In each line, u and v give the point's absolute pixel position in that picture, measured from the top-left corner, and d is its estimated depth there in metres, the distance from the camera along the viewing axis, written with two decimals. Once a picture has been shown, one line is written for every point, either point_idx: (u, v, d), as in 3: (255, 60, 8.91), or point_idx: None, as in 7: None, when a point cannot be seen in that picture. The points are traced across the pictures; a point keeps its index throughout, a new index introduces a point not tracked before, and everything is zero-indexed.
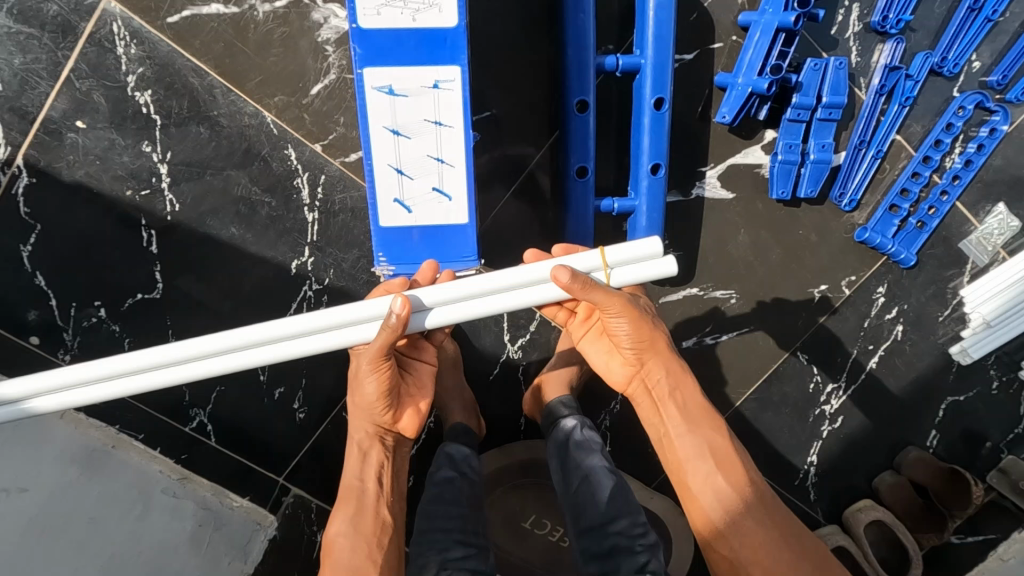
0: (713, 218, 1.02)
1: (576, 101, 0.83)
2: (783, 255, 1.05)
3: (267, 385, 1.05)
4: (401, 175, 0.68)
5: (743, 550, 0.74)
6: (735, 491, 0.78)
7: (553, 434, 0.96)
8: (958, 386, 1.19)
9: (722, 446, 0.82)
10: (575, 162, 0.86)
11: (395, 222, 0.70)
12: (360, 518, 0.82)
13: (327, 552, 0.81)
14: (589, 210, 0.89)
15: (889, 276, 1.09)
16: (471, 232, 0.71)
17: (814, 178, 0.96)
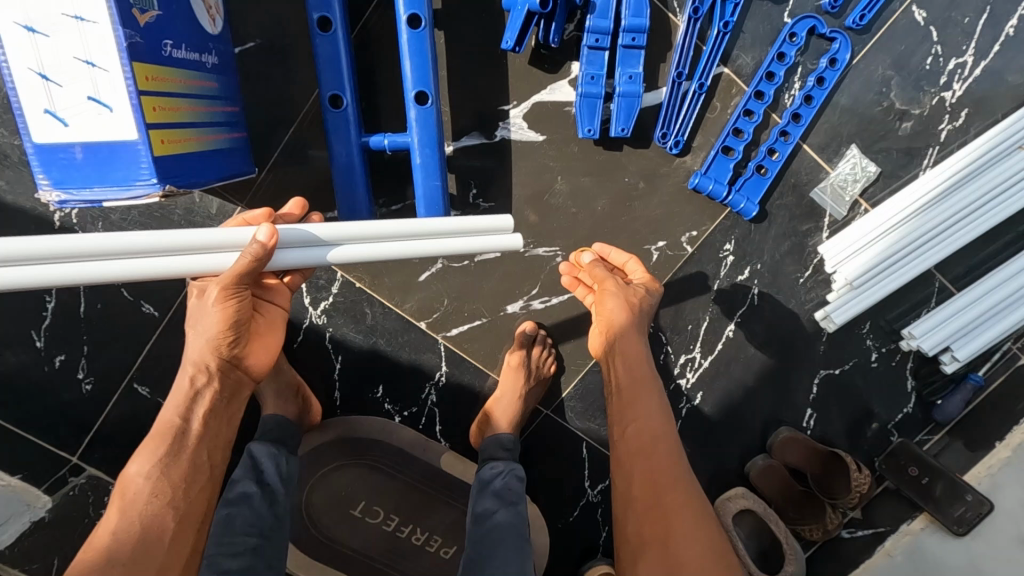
0: (524, 164, 0.92)
1: (317, 19, 0.74)
2: (609, 206, 0.95)
3: (46, 352, 0.96)
4: (47, 80, 0.59)
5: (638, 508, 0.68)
6: (643, 449, 0.72)
7: (478, 474, 0.95)
8: (832, 358, 1.07)
9: (643, 398, 0.77)
10: (325, 90, 0.77)
11: (50, 136, 0.61)
12: (172, 462, 0.67)
13: (124, 493, 0.65)
14: (353, 146, 0.80)
15: (735, 230, 0.97)
16: (143, 149, 0.62)
17: (625, 114, 0.85)
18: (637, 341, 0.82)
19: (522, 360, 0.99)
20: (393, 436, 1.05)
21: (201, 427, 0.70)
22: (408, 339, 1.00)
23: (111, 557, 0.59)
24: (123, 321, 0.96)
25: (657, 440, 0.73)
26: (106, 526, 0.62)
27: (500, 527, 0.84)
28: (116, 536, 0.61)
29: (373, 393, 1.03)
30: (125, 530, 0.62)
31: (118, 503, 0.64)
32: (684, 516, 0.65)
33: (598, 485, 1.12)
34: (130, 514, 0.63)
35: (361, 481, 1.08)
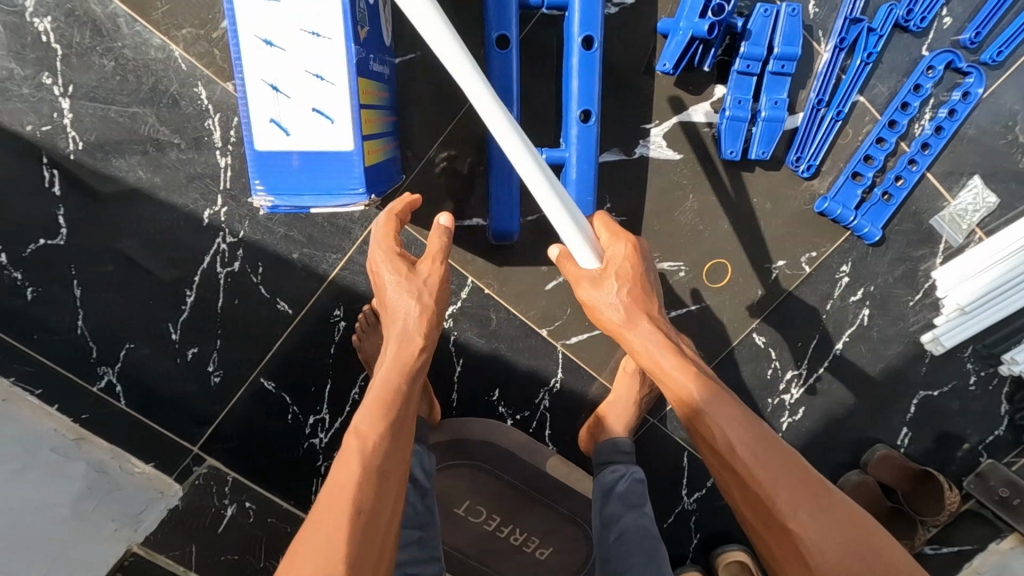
0: (659, 180, 0.94)
1: (496, 37, 0.77)
2: (734, 224, 0.97)
3: (180, 344, 0.99)
4: (276, 92, 0.62)
5: (730, 482, 0.66)
6: (716, 417, 0.68)
7: (598, 478, 0.97)
8: (931, 379, 1.10)
9: (664, 362, 0.74)
10: (496, 105, 0.79)
11: (270, 145, 0.63)
12: (398, 419, 0.68)
13: (343, 454, 0.64)
14: (514, 159, 0.82)
15: (854, 252, 1.00)
16: (357, 160, 0.64)
17: (766, 138, 0.88)
18: (659, 328, 0.77)
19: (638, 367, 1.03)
20: (504, 439, 1.06)
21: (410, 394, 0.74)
22: (528, 345, 1.03)
23: (358, 514, 0.58)
24: (256, 317, 0.98)
25: (720, 398, 0.69)
26: (336, 485, 0.61)
27: (628, 533, 0.89)
28: (356, 494, 0.60)
29: (489, 396, 1.06)
30: (369, 486, 0.61)
31: (348, 462, 0.63)
32: (790, 485, 0.62)
33: (695, 493, 1.15)
34: (361, 473, 0.61)
35: (460, 481, 1.10)
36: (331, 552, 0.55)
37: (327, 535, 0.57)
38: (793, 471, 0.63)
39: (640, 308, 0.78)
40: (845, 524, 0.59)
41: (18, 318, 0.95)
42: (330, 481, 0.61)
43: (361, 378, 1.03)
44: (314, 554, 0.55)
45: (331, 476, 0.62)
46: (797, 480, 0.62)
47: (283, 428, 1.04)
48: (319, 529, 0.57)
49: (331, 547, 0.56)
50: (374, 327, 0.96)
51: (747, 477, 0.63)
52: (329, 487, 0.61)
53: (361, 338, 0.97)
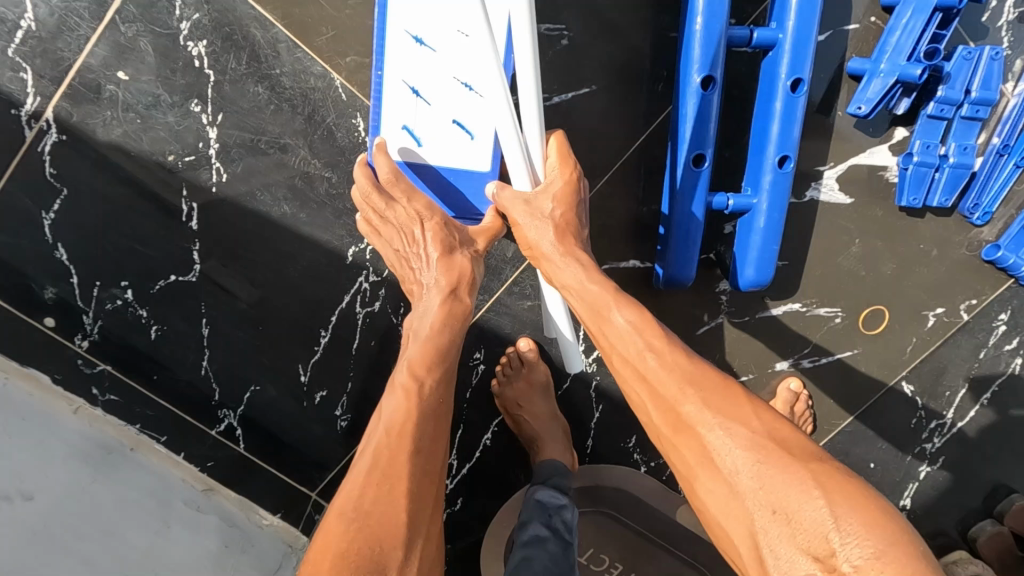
0: (826, 224, 0.90)
1: (700, 77, 0.72)
2: (896, 269, 0.94)
3: (308, 387, 0.92)
4: (417, 99, 0.73)
5: (669, 435, 0.61)
6: (642, 369, 0.63)
7: None
8: None
9: (612, 310, 0.67)
10: (691, 149, 0.74)
11: (411, 153, 0.75)
12: (446, 371, 0.73)
13: (397, 396, 0.70)
14: (698, 206, 0.77)
15: (1014, 301, 0.96)
16: (488, 178, 0.77)
17: (951, 186, 0.84)
18: (585, 266, 0.71)
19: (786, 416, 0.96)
20: (635, 485, 1.02)
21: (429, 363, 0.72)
22: None
23: (415, 454, 0.66)
24: (391, 359, 0.92)
25: (661, 352, 0.63)
26: (384, 422, 0.68)
27: None
28: (413, 434, 0.67)
29: (626, 442, 1.01)
30: (424, 427, 0.68)
31: (401, 407, 0.69)
32: (747, 449, 0.55)
33: None
34: (415, 416, 0.68)
35: (585, 528, 1.03)
36: (395, 488, 0.62)
37: (385, 469, 0.64)
38: (784, 426, 0.58)
39: (571, 234, 0.73)
40: (831, 493, 0.51)
41: (139, 358, 0.88)
42: (386, 422, 0.68)
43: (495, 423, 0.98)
44: (375, 484, 0.62)
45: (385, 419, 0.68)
46: (768, 439, 0.56)
47: None
48: (379, 464, 0.64)
49: (391, 479, 0.63)
50: (519, 372, 0.91)
51: (693, 429, 0.58)
52: (383, 428, 0.68)
53: (502, 383, 0.92)
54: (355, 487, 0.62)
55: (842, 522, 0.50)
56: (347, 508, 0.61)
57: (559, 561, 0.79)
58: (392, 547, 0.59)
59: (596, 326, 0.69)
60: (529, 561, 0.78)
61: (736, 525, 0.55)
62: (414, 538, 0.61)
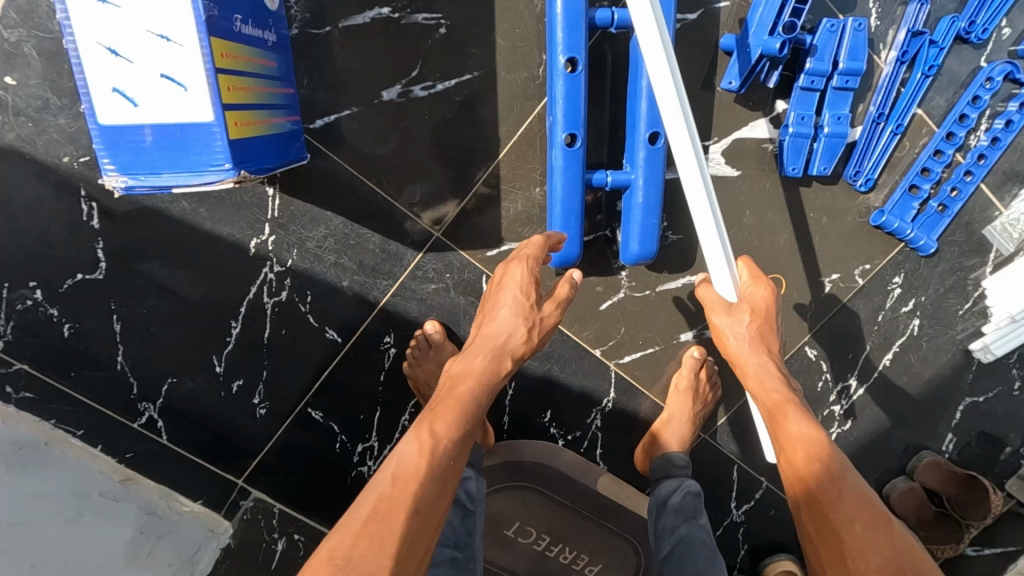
0: (717, 197, 0.93)
1: (564, 59, 0.74)
2: (791, 241, 0.96)
3: (224, 378, 0.95)
4: (115, 55, 0.58)
5: (800, 487, 0.64)
6: (813, 456, 0.65)
7: (654, 492, 0.97)
8: (977, 386, 1.10)
9: (790, 416, 0.70)
10: (563, 130, 0.77)
11: (115, 119, 0.60)
12: (469, 429, 0.67)
13: (443, 449, 0.63)
14: (577, 183, 0.80)
15: (907, 264, 1.00)
16: (219, 131, 0.60)
17: (828, 154, 0.87)
18: (779, 372, 0.76)
19: (692, 381, 1.00)
20: (555, 459, 1.07)
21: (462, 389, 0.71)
22: (582, 365, 1.01)
23: (413, 514, 0.58)
24: (304, 347, 0.95)
25: (810, 432, 0.67)
26: (436, 488, 0.61)
27: (684, 541, 0.87)
28: (417, 489, 0.59)
29: (541, 417, 1.04)
30: (427, 489, 0.60)
31: (411, 448, 0.63)
32: (874, 539, 0.57)
33: (743, 505, 1.15)
34: (436, 461, 0.62)
35: (512, 501, 1.10)
36: (387, 536, 0.55)
37: (411, 519, 0.57)
38: (853, 484, 0.62)
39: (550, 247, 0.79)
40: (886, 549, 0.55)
41: (54, 357, 0.91)
42: (427, 470, 0.61)
43: (412, 403, 1.01)
44: (369, 534, 0.55)
45: (395, 457, 0.62)
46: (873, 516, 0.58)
47: (329, 461, 1.02)
48: (399, 517, 0.57)
49: (422, 524, 0.58)
50: (426, 354, 0.93)
51: (841, 472, 0.62)
52: (386, 475, 0.60)
53: (413, 364, 0.95)
54: (417, 552, 0.56)
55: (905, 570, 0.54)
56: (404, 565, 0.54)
57: (456, 530, 0.82)
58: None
59: (774, 427, 0.72)
60: None
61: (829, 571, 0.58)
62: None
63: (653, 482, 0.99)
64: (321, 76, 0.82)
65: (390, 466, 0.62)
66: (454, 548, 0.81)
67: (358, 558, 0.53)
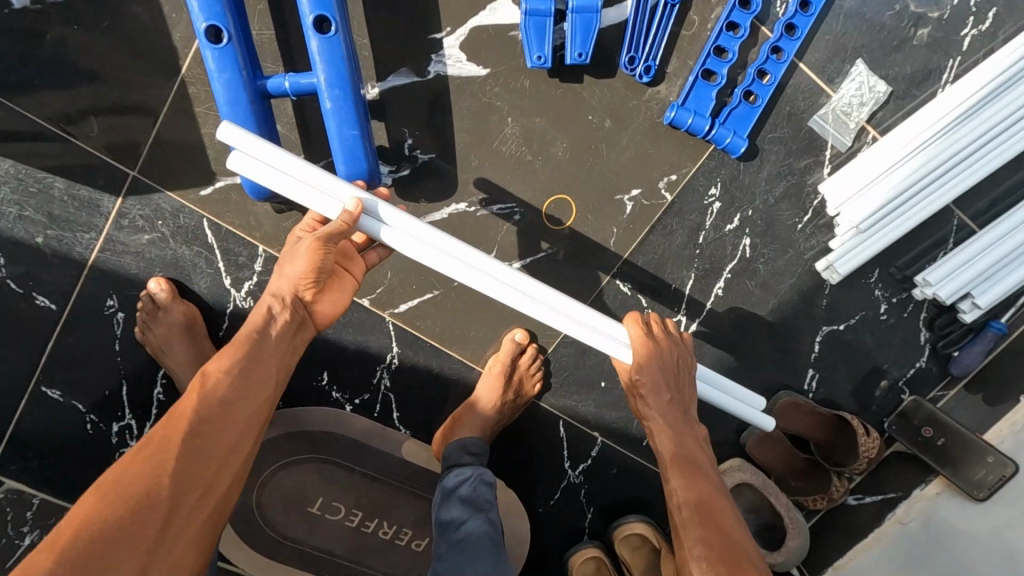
0: (467, 104, 0.77)
1: None
2: (570, 151, 0.80)
3: None
4: None
5: (688, 519, 0.67)
6: (691, 503, 0.69)
7: (441, 479, 0.85)
8: (834, 313, 0.95)
9: (695, 474, 0.71)
10: (199, 22, 0.62)
11: None
12: (251, 369, 0.64)
13: (222, 404, 0.60)
14: (240, 89, 0.65)
15: (722, 172, 0.83)
16: None
17: (583, 33, 0.71)
18: (677, 401, 0.77)
19: (505, 368, 0.89)
20: (345, 427, 0.95)
21: (279, 337, 0.67)
22: (349, 320, 0.89)
23: (194, 436, 0.58)
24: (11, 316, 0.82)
25: (693, 475, 0.71)
26: (219, 448, 0.59)
27: (467, 543, 0.78)
28: (195, 414, 0.59)
29: (317, 380, 0.92)
30: (202, 408, 0.59)
31: (186, 402, 0.60)
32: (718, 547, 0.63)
33: (580, 465, 1.02)
34: (213, 399, 0.60)
35: (311, 475, 0.97)
36: (163, 461, 0.56)
37: (180, 469, 0.56)
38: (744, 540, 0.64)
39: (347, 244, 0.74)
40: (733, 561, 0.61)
41: None
42: (199, 421, 0.59)
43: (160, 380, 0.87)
44: (133, 479, 0.54)
45: (172, 411, 0.60)
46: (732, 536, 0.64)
47: (74, 442, 0.85)
48: (165, 467, 0.55)
49: (187, 484, 0.56)
50: (151, 315, 0.80)
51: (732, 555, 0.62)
52: (162, 423, 0.59)
53: (143, 330, 0.81)
54: (189, 499, 0.56)
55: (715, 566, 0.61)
56: (141, 510, 0.52)
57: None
58: (142, 532, 0.52)
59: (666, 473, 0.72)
60: None
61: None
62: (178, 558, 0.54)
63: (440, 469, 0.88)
64: None
65: (164, 425, 0.59)
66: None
67: (124, 488, 0.53)
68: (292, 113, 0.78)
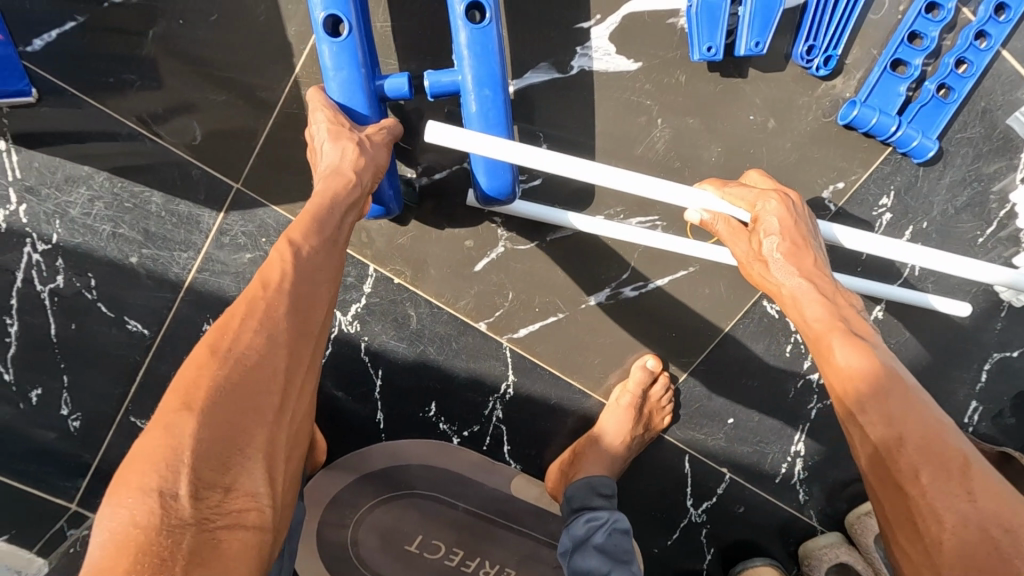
0: (612, 104, 0.67)
1: None
2: (726, 154, 0.69)
3: (18, 386, 0.77)
4: None
5: (874, 411, 0.50)
6: (876, 388, 0.51)
7: (569, 525, 0.77)
8: (1004, 336, 0.83)
9: (839, 348, 0.54)
10: (319, 12, 0.55)
11: None
12: (327, 250, 0.55)
13: (296, 308, 0.50)
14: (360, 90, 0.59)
15: (897, 178, 0.72)
16: None
17: (763, 22, 0.61)
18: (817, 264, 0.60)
19: (637, 399, 0.79)
20: (453, 460, 0.85)
21: (332, 236, 0.56)
22: (464, 344, 0.79)
23: (264, 355, 0.47)
24: (104, 344, 0.75)
25: (861, 337, 0.54)
26: (298, 353, 0.49)
27: None
28: (273, 319, 0.49)
29: (424, 412, 0.82)
30: (283, 327, 0.49)
31: (259, 300, 0.49)
32: (930, 450, 0.47)
33: (703, 503, 0.91)
34: (301, 277, 0.52)
35: (408, 510, 0.88)
36: (226, 392, 0.44)
37: (285, 344, 0.48)
38: (946, 431, 0.48)
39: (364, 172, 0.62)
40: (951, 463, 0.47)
41: None
42: (258, 321, 0.48)
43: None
44: (223, 398, 0.44)
45: (218, 328, 0.47)
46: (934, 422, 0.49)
47: None
48: (267, 346, 0.47)
49: (297, 359, 0.49)
50: None
51: (959, 462, 0.47)
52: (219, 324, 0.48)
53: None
54: (298, 375, 0.49)
55: (955, 487, 0.46)
56: (258, 388, 0.45)
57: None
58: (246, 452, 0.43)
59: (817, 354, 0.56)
60: None
61: (898, 531, 0.48)
62: (289, 448, 0.47)
63: (565, 513, 0.79)
64: None
65: (224, 341, 0.46)
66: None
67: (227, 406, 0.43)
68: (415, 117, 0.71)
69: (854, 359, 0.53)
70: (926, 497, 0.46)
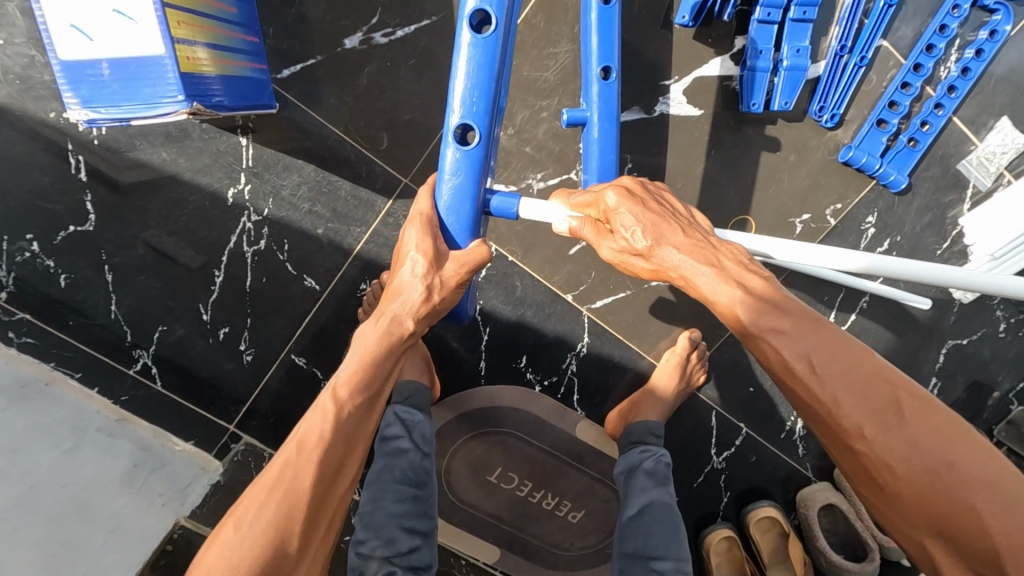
0: (680, 138, 0.95)
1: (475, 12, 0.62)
2: (758, 178, 0.97)
3: (212, 324, 1.00)
4: (120, 16, 0.65)
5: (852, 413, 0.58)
6: (832, 389, 0.59)
7: (626, 454, 0.99)
8: (959, 328, 1.09)
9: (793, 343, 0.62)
10: (454, 120, 0.64)
11: (77, 52, 0.67)
12: (351, 438, 0.67)
13: (318, 487, 0.63)
14: (471, 186, 0.67)
15: (879, 203, 0.99)
16: (170, 63, 0.67)
17: (790, 87, 0.89)
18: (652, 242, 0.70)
19: (682, 361, 1.04)
20: (534, 405, 1.09)
21: (355, 409, 0.68)
22: (555, 310, 1.06)
23: (290, 522, 0.60)
24: (286, 295, 0.99)
25: (769, 307, 0.64)
26: (319, 529, 0.62)
27: (655, 507, 0.90)
28: (297, 500, 0.62)
29: (517, 363, 1.08)
30: (292, 495, 0.62)
31: (288, 469, 0.63)
32: (903, 437, 0.56)
33: (723, 452, 1.15)
34: (337, 438, 0.66)
35: (493, 448, 1.10)
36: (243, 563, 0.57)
37: (309, 513, 0.62)
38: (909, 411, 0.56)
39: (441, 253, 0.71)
40: (906, 404, 0.57)
41: (54, 304, 0.97)
42: (286, 501, 0.61)
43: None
44: None
45: (236, 512, 0.62)
46: (895, 381, 0.58)
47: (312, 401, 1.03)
48: (299, 512, 0.61)
49: (313, 528, 0.62)
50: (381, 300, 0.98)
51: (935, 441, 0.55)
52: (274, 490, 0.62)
53: (367, 312, 0.99)
54: (315, 542, 0.62)
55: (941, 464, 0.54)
56: (279, 558, 0.59)
57: (417, 470, 0.88)
58: None
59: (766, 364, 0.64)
60: (389, 468, 0.87)
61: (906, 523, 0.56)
62: None
63: (621, 446, 1.02)
64: (286, 27, 0.91)
65: (246, 510, 0.61)
66: (416, 486, 0.87)
67: None
68: (540, 137, 0.95)
69: (816, 359, 0.60)
70: (917, 477, 0.55)
